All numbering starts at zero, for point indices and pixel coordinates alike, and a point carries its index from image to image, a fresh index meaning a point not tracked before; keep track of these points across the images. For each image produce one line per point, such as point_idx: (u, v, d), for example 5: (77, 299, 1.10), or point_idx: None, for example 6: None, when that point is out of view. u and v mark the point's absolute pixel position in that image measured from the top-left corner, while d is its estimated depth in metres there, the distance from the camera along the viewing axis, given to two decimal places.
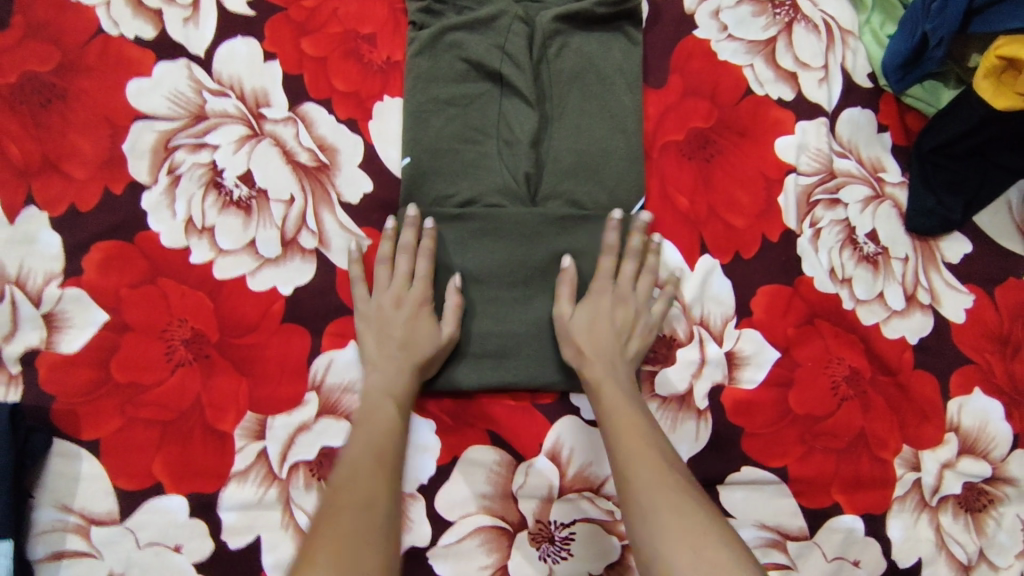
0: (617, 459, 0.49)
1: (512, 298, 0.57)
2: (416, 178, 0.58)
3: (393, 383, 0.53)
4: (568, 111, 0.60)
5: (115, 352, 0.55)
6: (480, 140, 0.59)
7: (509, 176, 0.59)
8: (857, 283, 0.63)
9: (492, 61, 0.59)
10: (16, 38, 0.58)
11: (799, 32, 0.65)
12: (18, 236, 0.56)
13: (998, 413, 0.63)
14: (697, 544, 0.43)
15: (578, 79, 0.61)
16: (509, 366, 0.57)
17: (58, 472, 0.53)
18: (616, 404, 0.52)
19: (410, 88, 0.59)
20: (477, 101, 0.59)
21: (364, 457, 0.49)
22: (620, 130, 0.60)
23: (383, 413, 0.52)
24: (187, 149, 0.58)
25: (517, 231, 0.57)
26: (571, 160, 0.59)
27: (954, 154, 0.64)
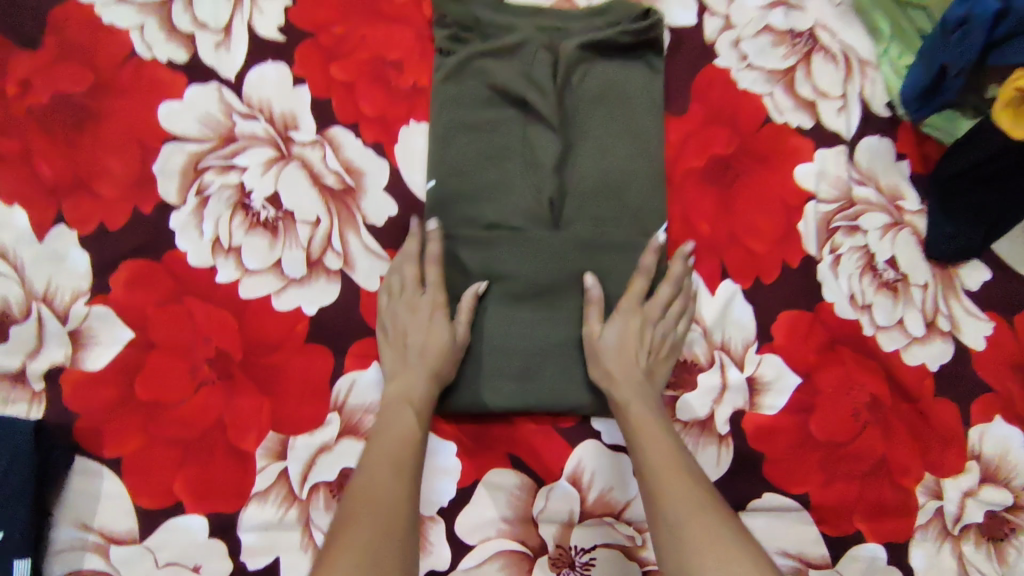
0: (642, 473, 0.50)
1: (537, 321, 0.58)
2: (441, 201, 0.59)
3: (409, 390, 0.53)
4: (591, 137, 0.61)
5: (139, 370, 0.55)
6: (505, 164, 0.59)
7: (533, 199, 0.59)
8: (877, 309, 0.63)
9: (516, 87, 0.60)
10: (51, 60, 0.59)
11: (818, 61, 0.66)
12: (46, 254, 0.56)
13: (1020, 441, 0.63)
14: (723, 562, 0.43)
15: (601, 104, 0.62)
16: (533, 387, 0.57)
17: (78, 490, 0.53)
18: (641, 420, 0.52)
19: (436, 113, 0.60)
20: (502, 125, 0.60)
21: (378, 470, 0.49)
22: (643, 156, 0.61)
23: (401, 423, 0.52)
24: (216, 170, 0.59)
25: (544, 251, 0.58)
26: (594, 186, 0.60)
27: (981, 177, 0.63)
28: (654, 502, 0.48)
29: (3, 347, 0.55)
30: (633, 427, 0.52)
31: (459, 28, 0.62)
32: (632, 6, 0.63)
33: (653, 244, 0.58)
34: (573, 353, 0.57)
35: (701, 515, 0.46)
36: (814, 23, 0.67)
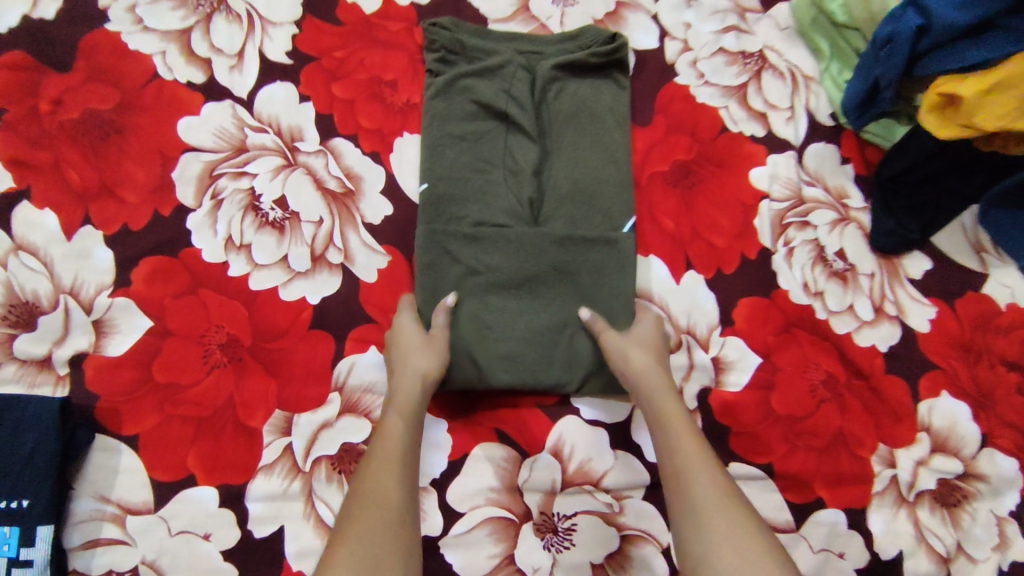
0: (675, 465, 0.54)
1: (520, 310, 0.63)
2: (432, 203, 0.65)
3: (402, 400, 0.57)
4: (565, 146, 0.68)
5: (157, 355, 0.61)
6: (489, 172, 0.66)
7: (514, 200, 0.66)
8: (829, 296, 0.70)
9: (498, 104, 0.67)
10: (80, 80, 0.66)
11: (767, 78, 0.74)
12: (74, 252, 0.62)
13: (965, 414, 0.69)
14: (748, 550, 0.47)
15: (574, 117, 0.69)
16: (518, 368, 0.62)
17: (98, 465, 0.58)
18: (675, 418, 0.56)
19: (426, 127, 0.67)
20: (485, 137, 0.67)
21: (385, 472, 0.52)
22: (613, 162, 0.68)
23: (394, 436, 0.55)
24: (229, 177, 0.65)
25: (525, 249, 0.64)
26: (568, 188, 0.66)
27: (917, 178, 0.70)
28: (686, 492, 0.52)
29: (32, 335, 0.60)
30: (670, 436, 0.55)
31: (447, 51, 0.69)
32: (601, 30, 0.70)
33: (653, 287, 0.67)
34: (551, 337, 0.63)
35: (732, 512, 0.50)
36: (763, 45, 0.74)
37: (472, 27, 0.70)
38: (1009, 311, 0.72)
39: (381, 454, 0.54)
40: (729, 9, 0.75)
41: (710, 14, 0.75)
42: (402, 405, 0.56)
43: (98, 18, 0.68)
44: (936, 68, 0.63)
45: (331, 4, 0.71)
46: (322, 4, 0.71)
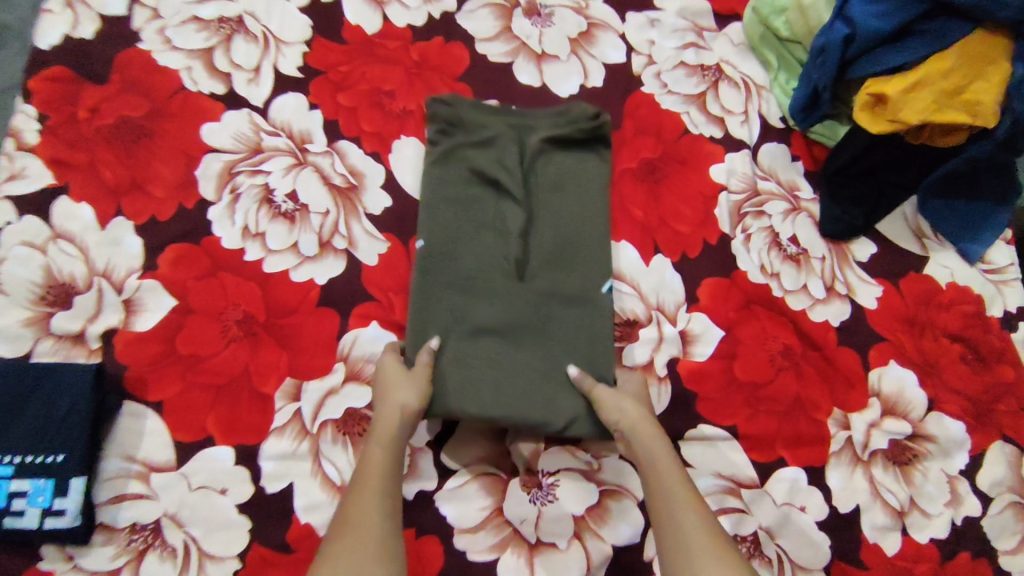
0: (662, 502, 0.58)
1: (506, 357, 0.66)
2: (425, 257, 0.69)
3: (382, 432, 0.60)
4: (550, 211, 0.72)
5: (180, 330, 0.67)
6: (479, 231, 0.70)
7: (502, 256, 0.69)
8: (784, 276, 0.77)
9: (491, 171, 0.72)
10: (115, 92, 0.75)
11: (723, 87, 0.83)
12: (107, 240, 0.70)
13: (912, 381, 0.75)
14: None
15: (559, 186, 0.73)
16: (503, 407, 0.64)
17: (125, 428, 0.65)
18: (660, 457, 0.60)
19: (424, 190, 0.73)
20: (478, 201, 0.72)
21: (367, 504, 0.56)
22: (595, 229, 0.72)
23: (375, 469, 0.58)
24: (246, 174, 0.73)
25: (509, 302, 0.67)
26: (553, 249, 0.70)
27: (860, 170, 0.79)
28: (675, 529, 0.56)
29: (69, 313, 0.67)
30: (657, 474, 0.59)
31: (446, 125, 0.75)
32: (586, 108, 0.76)
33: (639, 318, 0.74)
34: (535, 383, 0.65)
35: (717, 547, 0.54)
36: (719, 59, 0.84)
37: (470, 102, 0.75)
38: (949, 289, 0.79)
39: (360, 487, 0.57)
40: (688, 29, 0.85)
41: (671, 32, 0.85)
42: (382, 440, 0.59)
43: (131, 38, 0.77)
44: (867, 70, 0.71)
45: (337, 26, 0.80)
46: (329, 26, 0.80)
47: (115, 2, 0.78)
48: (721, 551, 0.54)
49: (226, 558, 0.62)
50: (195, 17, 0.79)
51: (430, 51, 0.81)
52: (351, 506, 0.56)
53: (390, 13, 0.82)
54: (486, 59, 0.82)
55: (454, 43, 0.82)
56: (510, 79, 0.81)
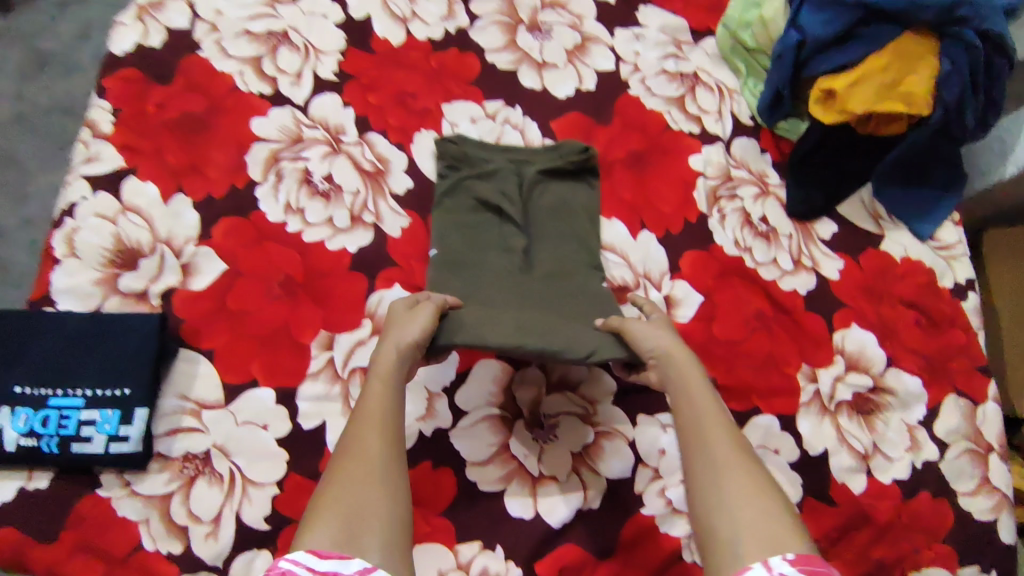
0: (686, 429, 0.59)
1: (523, 313, 0.72)
2: (439, 262, 0.79)
3: (382, 367, 0.62)
4: (548, 234, 0.83)
5: (230, 289, 0.78)
6: (485, 249, 0.81)
7: (507, 264, 0.80)
8: (755, 250, 0.88)
9: (493, 199, 0.83)
10: (178, 91, 0.87)
11: (700, 91, 0.96)
12: (169, 213, 0.81)
13: (873, 341, 0.85)
14: (750, 497, 0.52)
15: (555, 211, 0.85)
16: (529, 339, 0.68)
17: (180, 371, 0.74)
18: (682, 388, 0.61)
19: (435, 214, 0.83)
20: (483, 225, 0.83)
21: (363, 428, 0.56)
22: (586, 247, 0.83)
23: (375, 398, 0.59)
24: (289, 160, 0.85)
25: (518, 290, 0.78)
26: (552, 264, 0.81)
27: (819, 159, 0.91)
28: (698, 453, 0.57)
29: (134, 273, 0.78)
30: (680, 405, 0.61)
31: (453, 161, 0.87)
32: (576, 143, 0.88)
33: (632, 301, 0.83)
34: (557, 327, 0.70)
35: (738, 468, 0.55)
36: (696, 68, 0.98)
37: (474, 141, 0.88)
38: (904, 262, 0.90)
39: (362, 412, 0.58)
40: (669, 42, 0.99)
41: (654, 45, 0.98)
42: (383, 373, 0.61)
43: (192, 47, 0.90)
44: (818, 69, 0.84)
45: (367, 39, 0.94)
46: (360, 39, 0.94)
47: (179, 17, 0.91)
48: (749, 468, 0.55)
49: (266, 486, 0.70)
50: (247, 31, 0.92)
51: (447, 60, 0.94)
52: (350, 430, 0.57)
53: (412, 28, 0.95)
54: (495, 67, 0.95)
55: (467, 53, 0.95)
56: (516, 83, 0.94)
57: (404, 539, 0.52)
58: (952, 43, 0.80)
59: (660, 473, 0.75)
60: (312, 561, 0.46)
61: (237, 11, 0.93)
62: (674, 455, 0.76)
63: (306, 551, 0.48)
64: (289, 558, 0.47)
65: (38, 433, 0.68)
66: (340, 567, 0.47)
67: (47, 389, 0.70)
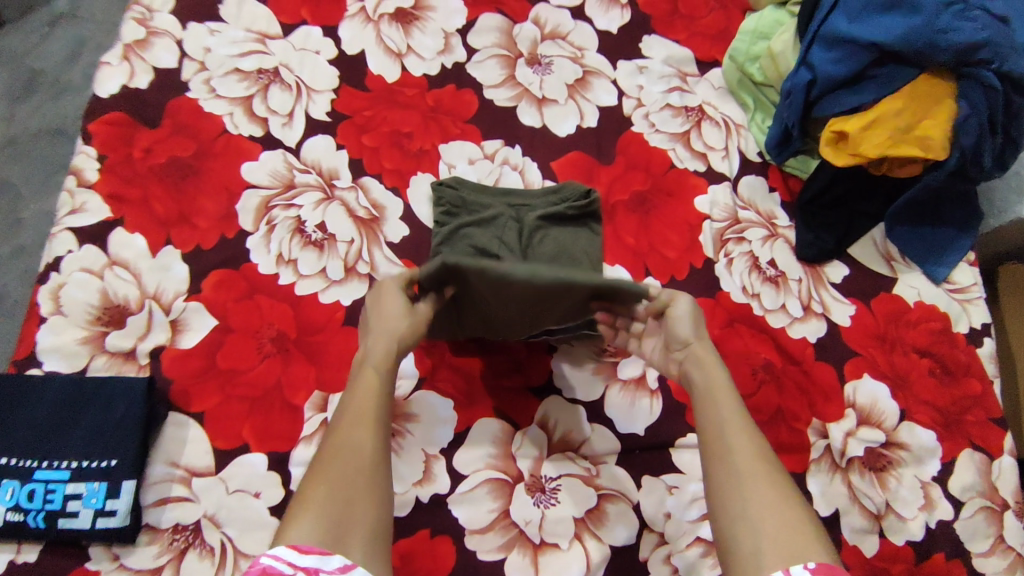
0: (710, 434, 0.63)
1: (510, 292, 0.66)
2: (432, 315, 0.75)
3: (378, 356, 0.66)
4: None
5: (221, 347, 0.75)
6: None
7: None
8: (764, 296, 0.85)
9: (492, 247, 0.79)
10: (166, 134, 0.84)
11: (706, 126, 0.93)
12: (157, 266, 0.78)
13: (886, 393, 0.82)
14: (771, 509, 0.56)
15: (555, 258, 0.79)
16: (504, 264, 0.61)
17: (170, 436, 0.72)
18: (707, 393, 0.65)
19: None
20: None
21: (351, 430, 0.62)
22: None
23: (365, 398, 0.64)
24: (280, 208, 0.82)
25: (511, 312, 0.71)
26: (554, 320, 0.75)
27: (830, 199, 0.88)
28: (724, 461, 0.60)
29: (122, 332, 0.75)
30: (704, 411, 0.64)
31: (451, 207, 0.83)
32: (578, 187, 0.85)
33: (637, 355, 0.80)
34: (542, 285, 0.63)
35: (763, 479, 0.58)
36: (701, 102, 0.94)
37: (473, 185, 0.84)
38: (917, 307, 0.87)
39: (353, 413, 0.63)
40: (673, 75, 0.95)
41: (658, 78, 0.95)
42: (379, 363, 0.66)
43: (180, 87, 0.87)
44: (829, 111, 0.81)
45: (361, 75, 0.90)
46: (354, 75, 0.90)
47: (166, 55, 0.88)
48: (772, 479, 0.58)
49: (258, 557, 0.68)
50: (237, 69, 0.89)
51: (444, 97, 0.91)
52: (337, 432, 0.62)
53: (408, 63, 0.92)
54: (494, 104, 0.91)
55: (465, 89, 0.91)
56: (515, 121, 0.91)
57: (385, 539, 0.58)
58: (970, 83, 0.75)
59: (666, 538, 0.73)
60: (294, 557, 0.51)
61: (227, 47, 0.89)
62: (680, 519, 0.73)
63: (287, 546, 0.53)
64: (269, 554, 0.52)
65: (24, 508, 0.66)
66: (320, 564, 0.52)
67: (33, 460, 0.68)
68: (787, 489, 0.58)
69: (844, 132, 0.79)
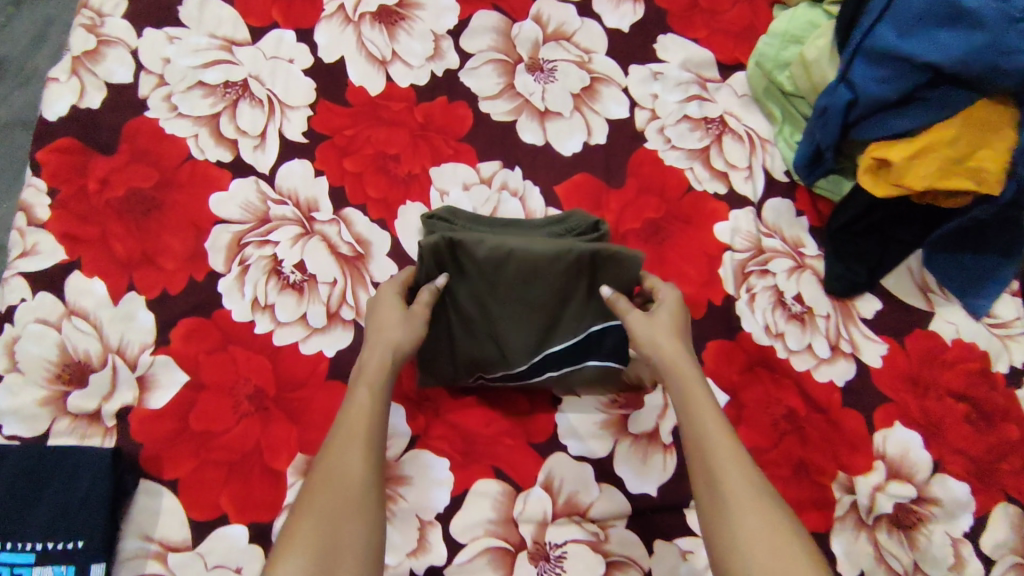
0: (707, 456, 0.59)
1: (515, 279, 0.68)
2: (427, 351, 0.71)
3: (370, 373, 0.63)
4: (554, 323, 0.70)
5: (193, 406, 0.69)
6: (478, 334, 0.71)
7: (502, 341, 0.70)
8: (789, 336, 0.78)
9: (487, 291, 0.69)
10: (124, 161, 0.75)
11: (727, 141, 0.83)
12: (120, 315, 0.71)
13: (917, 443, 0.76)
14: (770, 543, 0.53)
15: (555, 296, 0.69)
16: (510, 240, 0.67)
17: (142, 506, 0.66)
18: (704, 411, 0.61)
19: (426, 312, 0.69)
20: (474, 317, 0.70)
21: (341, 450, 0.59)
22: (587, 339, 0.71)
23: (358, 414, 0.61)
24: (254, 245, 0.74)
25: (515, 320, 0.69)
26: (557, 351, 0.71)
27: (864, 227, 0.79)
28: (718, 487, 0.57)
29: (84, 391, 0.69)
30: (698, 431, 0.60)
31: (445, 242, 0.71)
32: (586, 217, 0.74)
33: (650, 406, 0.75)
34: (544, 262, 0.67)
35: (759, 509, 0.55)
36: (723, 112, 0.84)
37: (468, 215, 0.74)
38: (955, 346, 0.80)
39: (345, 430, 0.60)
40: (692, 81, 0.85)
41: (675, 85, 0.84)
42: (370, 378, 0.63)
43: (138, 106, 0.77)
44: (868, 136, 0.72)
45: (341, 88, 0.80)
46: (333, 88, 0.80)
47: (121, 69, 0.78)
48: (767, 511, 0.55)
49: None
50: (200, 82, 0.78)
51: (434, 112, 0.81)
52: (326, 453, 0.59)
53: (393, 72, 0.81)
54: (490, 118, 0.81)
55: (457, 102, 0.81)
56: (514, 139, 0.81)
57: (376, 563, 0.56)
58: None
59: None
60: None
61: (188, 57, 0.79)
62: None
63: None
64: None
65: None
66: None
67: None
68: (783, 521, 0.55)
69: (885, 159, 0.70)
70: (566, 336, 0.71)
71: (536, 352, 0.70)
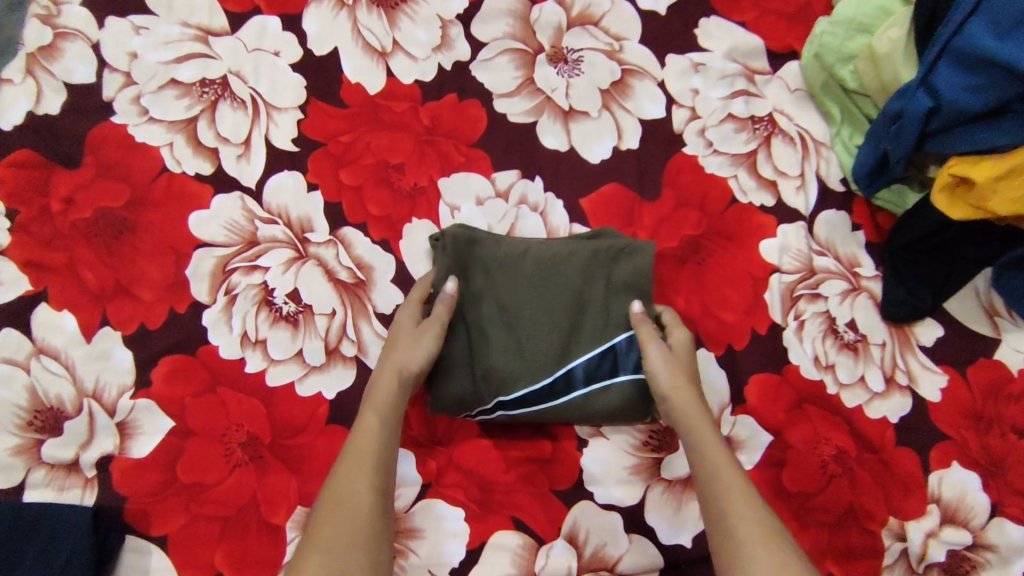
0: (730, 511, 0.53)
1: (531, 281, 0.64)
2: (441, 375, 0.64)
3: (379, 394, 0.59)
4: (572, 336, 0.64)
5: (180, 455, 0.62)
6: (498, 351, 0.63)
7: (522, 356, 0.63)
8: (839, 368, 0.70)
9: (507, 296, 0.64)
10: (90, 176, 0.66)
11: (777, 144, 0.73)
12: (94, 354, 0.63)
13: (977, 484, 0.69)
14: None
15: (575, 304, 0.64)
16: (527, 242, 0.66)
17: (129, 566, 0.60)
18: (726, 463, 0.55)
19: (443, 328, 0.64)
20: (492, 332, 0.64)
21: (346, 482, 0.54)
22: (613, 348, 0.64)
23: (367, 440, 0.56)
24: (242, 272, 0.66)
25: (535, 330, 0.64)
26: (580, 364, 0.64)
27: (931, 245, 0.70)
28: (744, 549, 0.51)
29: (60, 439, 0.62)
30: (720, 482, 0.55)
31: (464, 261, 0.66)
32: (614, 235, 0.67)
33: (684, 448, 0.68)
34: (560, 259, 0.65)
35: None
36: (772, 110, 0.73)
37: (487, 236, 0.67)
38: (1022, 377, 0.72)
39: (353, 459, 0.56)
40: (738, 73, 0.74)
41: (719, 79, 0.73)
42: (380, 402, 0.58)
43: (103, 110, 0.67)
44: (949, 148, 0.62)
45: (334, 86, 0.70)
46: (326, 86, 0.70)
47: (81, 66, 0.68)
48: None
49: None
50: (173, 80, 0.68)
51: (443, 112, 0.71)
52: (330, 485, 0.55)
53: (394, 66, 0.71)
54: (507, 120, 0.71)
55: (469, 101, 0.71)
56: (533, 143, 0.71)
57: None
58: None
59: None
60: None
61: (158, 51, 0.69)
62: None
63: None
64: None
65: None
66: None
67: None
68: None
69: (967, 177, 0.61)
70: (588, 350, 0.64)
71: (558, 368, 0.63)
